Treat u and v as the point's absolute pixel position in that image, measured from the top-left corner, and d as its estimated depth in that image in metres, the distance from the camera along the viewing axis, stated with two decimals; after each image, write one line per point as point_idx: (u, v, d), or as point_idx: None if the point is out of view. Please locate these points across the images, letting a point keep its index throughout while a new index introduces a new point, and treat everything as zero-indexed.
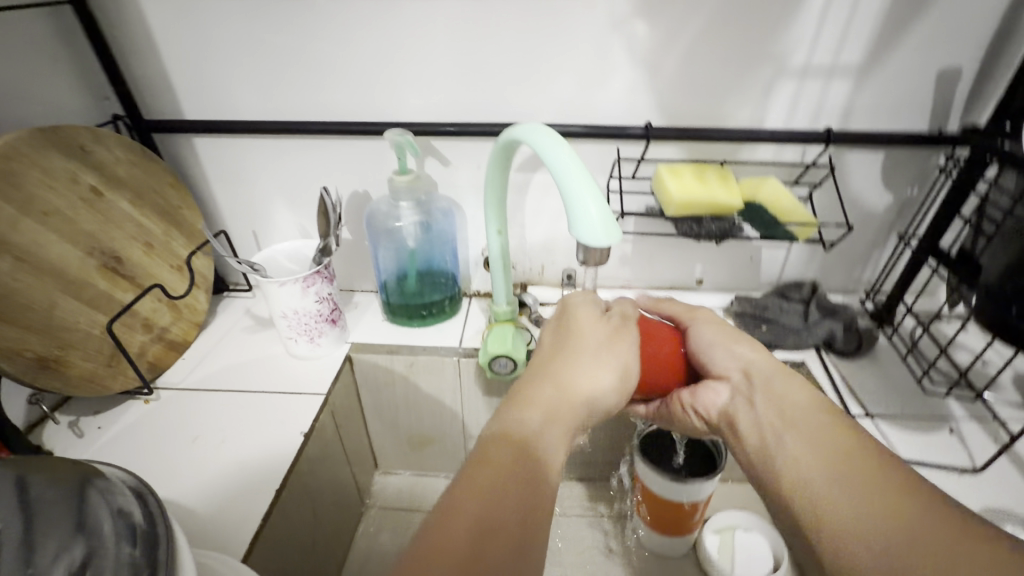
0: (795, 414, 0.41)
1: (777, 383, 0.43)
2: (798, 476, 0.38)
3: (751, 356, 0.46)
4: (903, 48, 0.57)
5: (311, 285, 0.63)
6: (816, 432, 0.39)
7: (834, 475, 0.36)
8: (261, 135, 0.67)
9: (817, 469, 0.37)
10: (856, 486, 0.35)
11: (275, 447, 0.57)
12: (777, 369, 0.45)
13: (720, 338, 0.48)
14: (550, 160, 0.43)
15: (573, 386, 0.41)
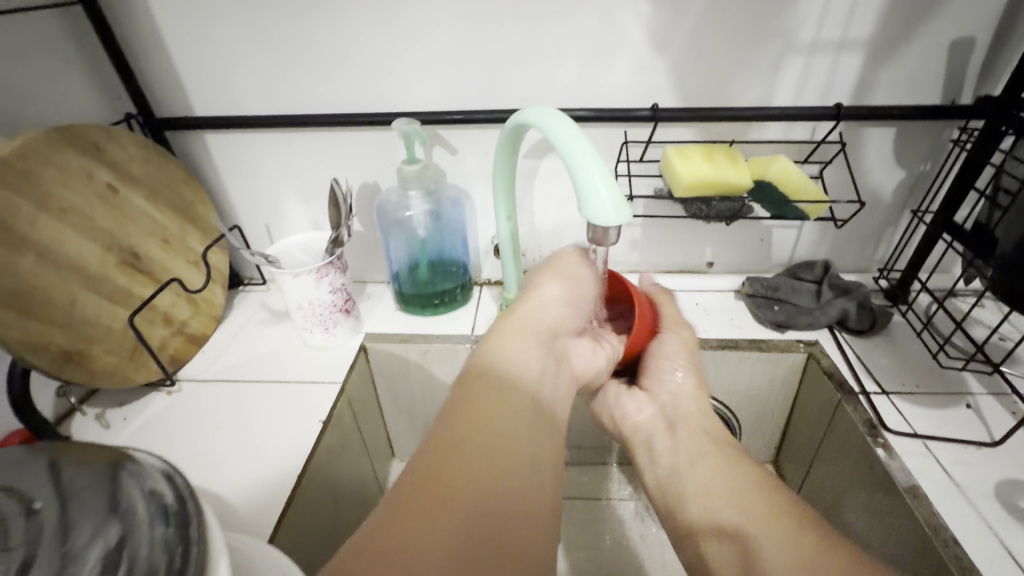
0: (702, 441, 0.47)
1: (691, 418, 0.50)
2: (694, 491, 0.44)
3: (683, 392, 0.52)
4: (914, 20, 0.56)
5: (324, 276, 0.64)
6: (717, 459, 0.45)
7: (725, 493, 0.42)
8: (271, 129, 0.68)
9: (710, 487, 0.43)
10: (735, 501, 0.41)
11: (295, 435, 0.59)
12: (703, 405, 0.51)
13: (672, 355, 0.54)
14: (558, 140, 0.44)
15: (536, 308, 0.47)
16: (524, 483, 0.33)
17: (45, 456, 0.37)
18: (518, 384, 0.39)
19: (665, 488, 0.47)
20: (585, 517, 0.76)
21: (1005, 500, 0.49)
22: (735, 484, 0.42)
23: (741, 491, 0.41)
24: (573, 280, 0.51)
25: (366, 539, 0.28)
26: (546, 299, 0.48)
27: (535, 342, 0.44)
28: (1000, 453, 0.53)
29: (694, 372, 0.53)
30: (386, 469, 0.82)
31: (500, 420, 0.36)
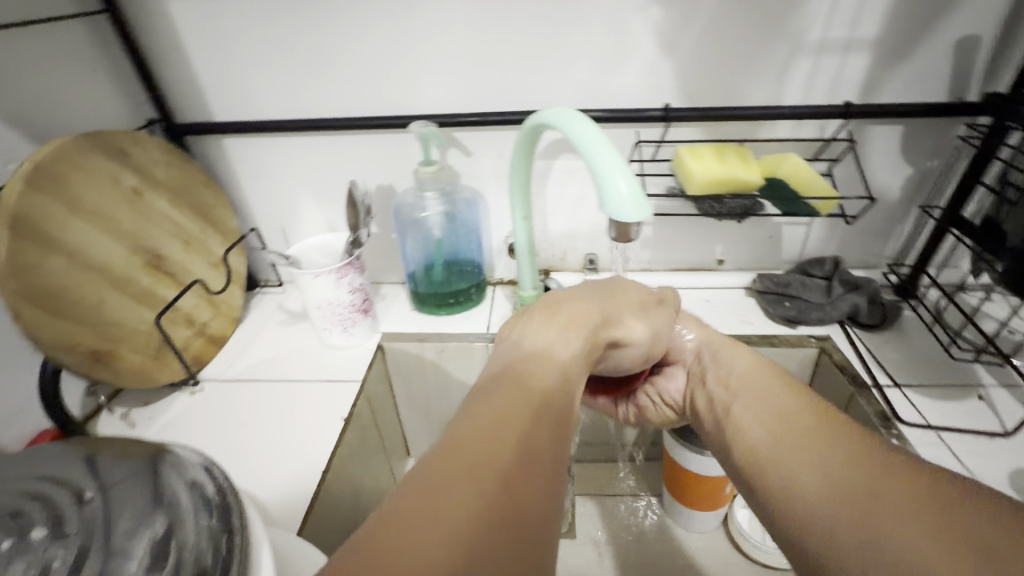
0: (739, 380, 0.46)
1: (724, 358, 0.49)
2: (744, 418, 0.42)
3: (711, 335, 0.51)
4: (921, 19, 0.57)
5: (344, 276, 0.65)
6: (758, 392, 0.43)
7: (777, 430, 0.39)
8: (289, 133, 0.69)
9: (762, 414, 0.41)
10: (789, 424, 0.39)
11: (317, 433, 0.60)
12: (729, 346, 0.50)
13: (690, 316, 0.53)
14: (578, 140, 0.45)
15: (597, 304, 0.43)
16: (542, 459, 0.29)
17: (84, 451, 0.38)
18: (552, 365, 0.35)
19: (754, 440, 0.40)
20: (600, 513, 0.77)
21: (1019, 488, 0.49)
22: (791, 412, 0.40)
23: (805, 424, 0.38)
24: (642, 309, 0.46)
25: (390, 515, 0.24)
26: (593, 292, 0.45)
27: (575, 328, 0.40)
28: (1013, 443, 0.53)
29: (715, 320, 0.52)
30: (402, 467, 0.83)
31: (541, 377, 0.34)
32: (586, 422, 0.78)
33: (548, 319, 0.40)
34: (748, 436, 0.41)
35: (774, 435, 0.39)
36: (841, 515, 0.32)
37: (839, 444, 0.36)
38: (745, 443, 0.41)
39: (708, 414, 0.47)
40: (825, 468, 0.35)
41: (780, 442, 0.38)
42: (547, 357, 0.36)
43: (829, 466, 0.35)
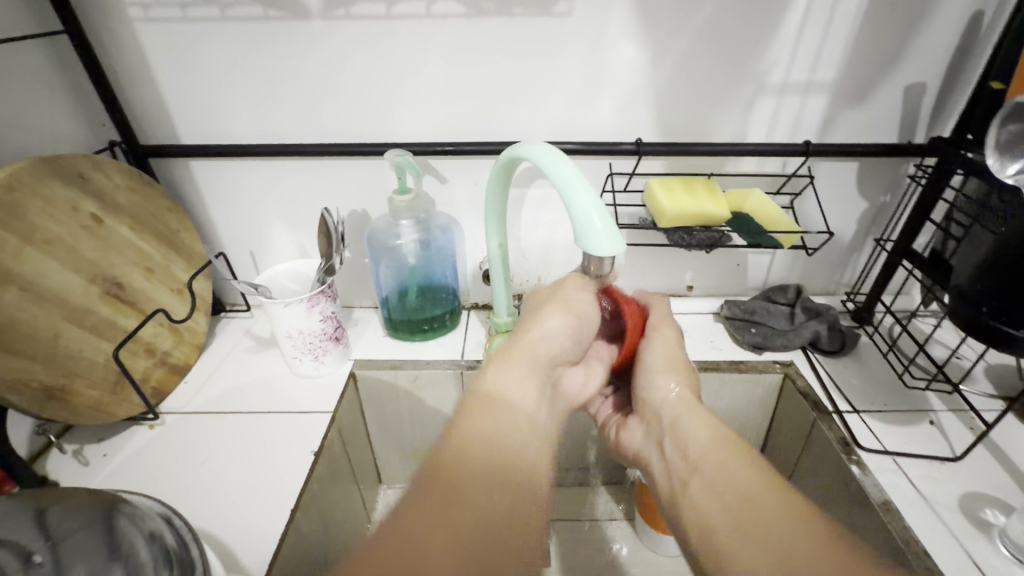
0: (696, 454, 0.45)
1: (684, 425, 0.47)
2: (696, 489, 0.43)
3: (669, 398, 0.50)
4: (872, 66, 0.61)
5: (315, 304, 0.64)
6: (722, 465, 0.42)
7: (744, 522, 0.38)
8: (260, 158, 0.68)
9: (707, 487, 0.42)
10: (740, 500, 0.39)
11: (287, 466, 0.58)
12: (687, 402, 0.49)
13: (657, 364, 0.53)
14: (552, 173, 0.45)
15: (538, 338, 0.47)
16: (486, 508, 0.34)
17: (37, 504, 0.35)
18: (504, 406, 0.40)
19: (705, 518, 0.41)
20: (575, 538, 0.77)
21: (968, 511, 0.52)
22: (744, 488, 0.40)
23: (756, 506, 0.38)
24: (570, 303, 0.49)
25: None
26: (541, 316, 0.48)
27: (527, 369, 0.44)
28: (962, 466, 0.56)
29: (679, 366, 0.52)
30: (374, 496, 0.81)
31: (472, 438, 0.37)
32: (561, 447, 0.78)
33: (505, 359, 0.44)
34: (705, 510, 0.41)
35: (719, 510, 0.40)
36: None
37: (786, 532, 0.36)
38: (693, 523, 0.41)
39: (663, 482, 0.47)
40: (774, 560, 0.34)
41: (727, 521, 0.39)
42: (502, 399, 0.41)
43: (768, 552, 0.35)
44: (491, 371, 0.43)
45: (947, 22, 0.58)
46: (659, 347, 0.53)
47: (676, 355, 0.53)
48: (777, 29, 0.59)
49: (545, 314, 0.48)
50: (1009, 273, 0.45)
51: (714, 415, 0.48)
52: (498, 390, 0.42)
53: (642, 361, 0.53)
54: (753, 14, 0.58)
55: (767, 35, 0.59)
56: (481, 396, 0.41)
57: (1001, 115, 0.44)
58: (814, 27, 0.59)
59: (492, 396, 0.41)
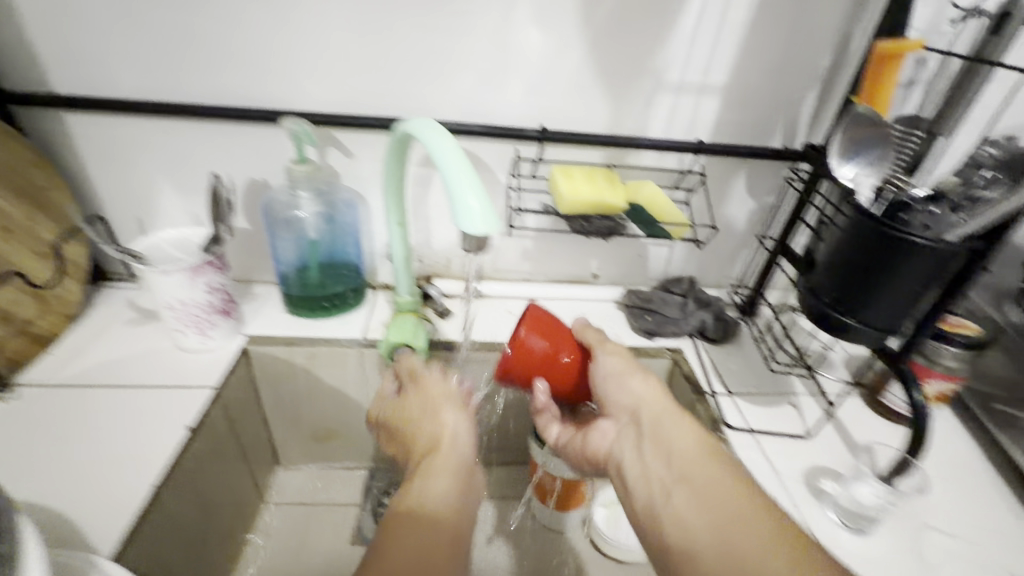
0: (681, 464, 0.46)
1: (664, 431, 0.49)
2: (694, 491, 0.44)
3: (644, 397, 0.52)
4: (758, 73, 0.65)
5: (200, 274, 0.60)
6: (714, 478, 0.44)
7: (735, 532, 0.40)
8: (145, 116, 0.63)
9: (695, 503, 0.43)
10: (753, 515, 0.41)
11: (156, 441, 0.55)
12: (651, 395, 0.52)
13: (622, 370, 0.54)
14: (434, 151, 0.46)
15: (448, 439, 0.54)
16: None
17: None
18: (429, 514, 0.45)
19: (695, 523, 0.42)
20: None
21: (810, 482, 0.58)
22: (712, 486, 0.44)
23: (725, 507, 0.42)
24: (449, 397, 0.58)
25: None
26: (423, 413, 0.57)
27: (449, 469, 0.51)
28: (811, 443, 0.62)
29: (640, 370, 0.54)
30: (269, 477, 0.79)
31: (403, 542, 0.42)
32: None
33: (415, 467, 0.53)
34: (713, 513, 0.42)
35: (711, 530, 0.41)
36: None
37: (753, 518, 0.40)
38: (668, 519, 0.44)
39: (642, 494, 0.47)
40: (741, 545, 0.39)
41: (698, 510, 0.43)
42: (424, 507, 0.46)
43: (732, 551, 0.39)
44: (414, 486, 0.49)
45: (823, 38, 0.63)
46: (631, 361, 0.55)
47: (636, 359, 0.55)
48: (672, 29, 0.62)
49: (435, 413, 0.57)
50: (841, 267, 0.50)
51: (694, 423, 0.50)
52: (428, 500, 0.47)
53: (597, 376, 0.55)
54: (652, 14, 0.61)
55: (665, 35, 0.62)
56: (405, 506, 0.46)
57: (839, 130, 0.49)
58: (707, 31, 0.62)
59: (423, 506, 0.47)
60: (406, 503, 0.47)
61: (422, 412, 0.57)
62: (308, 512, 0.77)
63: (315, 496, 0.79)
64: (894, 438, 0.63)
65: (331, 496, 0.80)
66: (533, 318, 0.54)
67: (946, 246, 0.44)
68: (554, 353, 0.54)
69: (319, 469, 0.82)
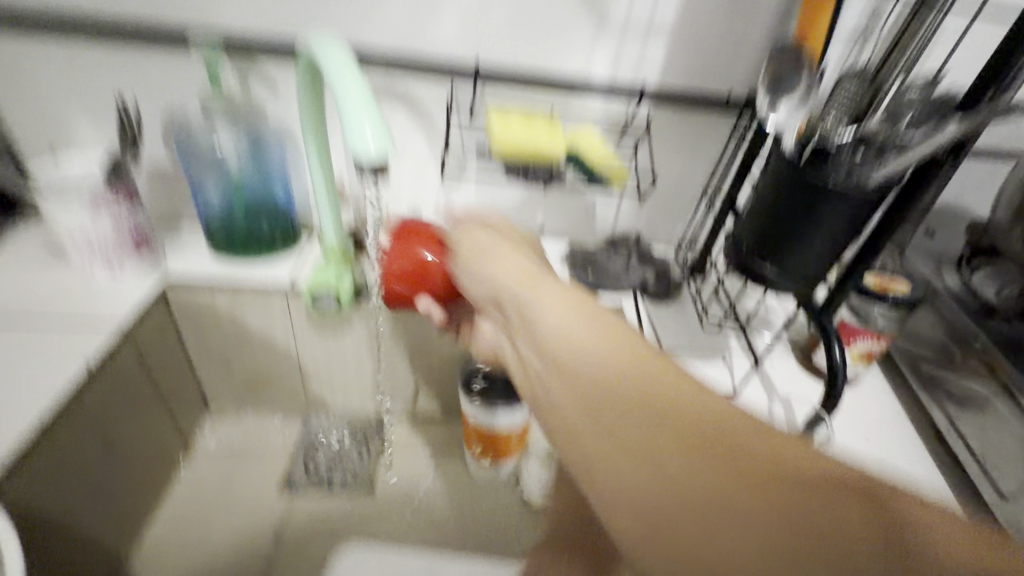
0: (581, 368, 0.28)
1: (554, 325, 0.31)
2: (610, 404, 0.26)
3: (500, 278, 0.37)
4: (708, 13, 0.61)
5: (102, 206, 0.57)
6: (634, 378, 0.26)
7: (689, 452, 0.22)
8: (45, 32, 0.58)
9: (619, 420, 0.25)
10: (709, 422, 0.23)
11: (48, 373, 0.52)
12: (530, 274, 0.36)
13: (473, 258, 0.41)
14: (332, 71, 0.42)
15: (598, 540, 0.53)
16: None
17: None
18: None
19: (628, 454, 0.24)
20: (407, 468, 0.77)
21: None
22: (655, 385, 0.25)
23: (666, 419, 0.24)
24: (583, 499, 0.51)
25: None
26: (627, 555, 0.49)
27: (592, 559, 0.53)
28: (738, 399, 0.62)
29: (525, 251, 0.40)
30: (197, 425, 0.77)
31: None
32: (399, 381, 0.77)
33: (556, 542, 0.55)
34: (646, 433, 0.24)
35: (651, 456, 0.23)
36: None
37: (730, 430, 0.23)
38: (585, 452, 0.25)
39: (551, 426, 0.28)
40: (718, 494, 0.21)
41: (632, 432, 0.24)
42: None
43: (696, 487, 0.21)
44: None
45: None
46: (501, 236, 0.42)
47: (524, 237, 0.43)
48: None
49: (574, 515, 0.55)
50: (768, 215, 0.48)
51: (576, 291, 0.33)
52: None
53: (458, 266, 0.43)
54: None
55: None
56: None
57: (765, 91, 0.45)
58: None
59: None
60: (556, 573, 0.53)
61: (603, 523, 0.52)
62: (238, 461, 0.76)
63: (246, 444, 0.78)
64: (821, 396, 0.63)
65: (263, 445, 0.78)
66: (398, 236, 0.49)
67: (865, 190, 0.43)
68: (421, 257, 0.47)
69: (252, 419, 0.80)
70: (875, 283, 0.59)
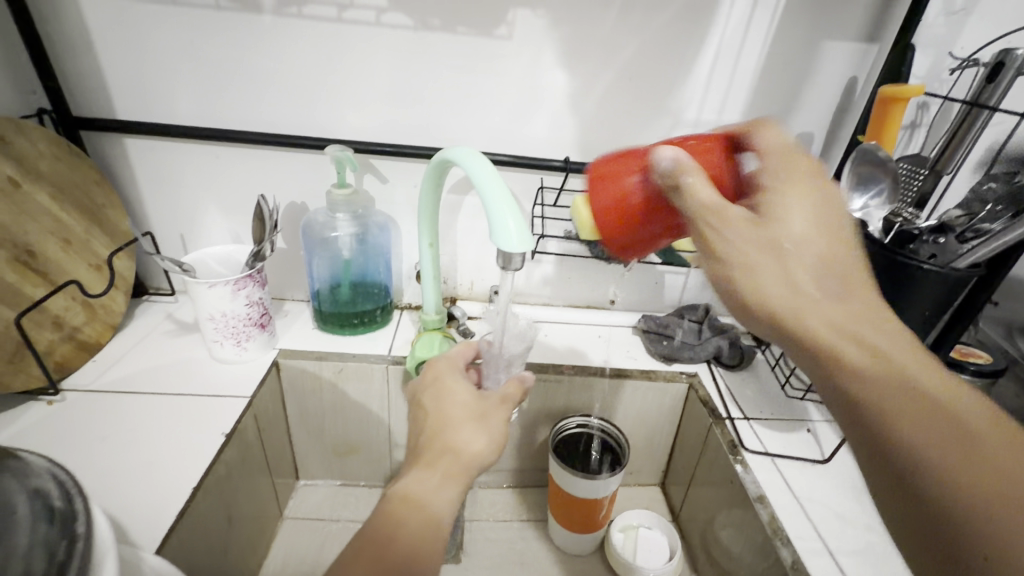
0: (897, 366, 0.30)
1: (865, 335, 0.31)
2: (896, 370, 0.30)
3: (779, 292, 0.33)
4: (770, 112, 0.69)
5: (242, 288, 0.64)
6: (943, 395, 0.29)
7: (955, 438, 0.28)
8: (198, 141, 0.68)
9: (908, 391, 0.29)
10: (955, 433, 0.28)
11: (195, 448, 0.57)
12: (830, 289, 0.33)
13: (734, 257, 0.34)
14: (476, 177, 0.49)
15: (440, 414, 0.48)
16: (432, 438, 0.47)
17: None
18: (439, 411, 0.49)
19: (889, 400, 0.30)
20: (488, 535, 0.78)
21: (831, 510, 0.59)
22: (990, 443, 0.27)
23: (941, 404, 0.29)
24: (441, 389, 0.51)
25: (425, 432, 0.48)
26: (452, 430, 0.47)
27: (460, 476, 0.44)
28: (827, 468, 0.64)
29: (815, 267, 0.33)
30: (289, 490, 0.80)
31: (437, 432, 0.47)
32: None
33: (419, 464, 0.44)
34: (881, 397, 0.30)
35: (894, 397, 0.30)
36: (984, 517, 0.26)
37: (981, 427, 0.28)
38: (860, 382, 0.31)
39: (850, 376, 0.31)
40: (991, 501, 0.26)
41: (968, 503, 0.26)
42: (440, 425, 0.47)
43: (934, 433, 0.28)
44: (414, 471, 0.44)
45: (828, 84, 0.67)
46: (766, 204, 0.35)
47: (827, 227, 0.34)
48: (689, 72, 0.66)
49: (460, 420, 0.47)
50: None
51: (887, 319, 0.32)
52: (422, 500, 0.41)
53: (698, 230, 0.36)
54: (669, 58, 0.65)
55: (682, 77, 0.66)
56: (427, 453, 0.45)
57: (852, 168, 0.54)
58: (721, 75, 0.66)
59: (416, 503, 0.41)
60: (440, 416, 0.48)
61: (445, 419, 0.48)
62: (325, 527, 0.78)
63: (332, 510, 0.80)
64: None
65: (349, 512, 0.80)
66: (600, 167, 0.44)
67: (953, 276, 0.47)
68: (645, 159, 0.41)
69: (337, 485, 0.83)
70: (956, 354, 0.63)
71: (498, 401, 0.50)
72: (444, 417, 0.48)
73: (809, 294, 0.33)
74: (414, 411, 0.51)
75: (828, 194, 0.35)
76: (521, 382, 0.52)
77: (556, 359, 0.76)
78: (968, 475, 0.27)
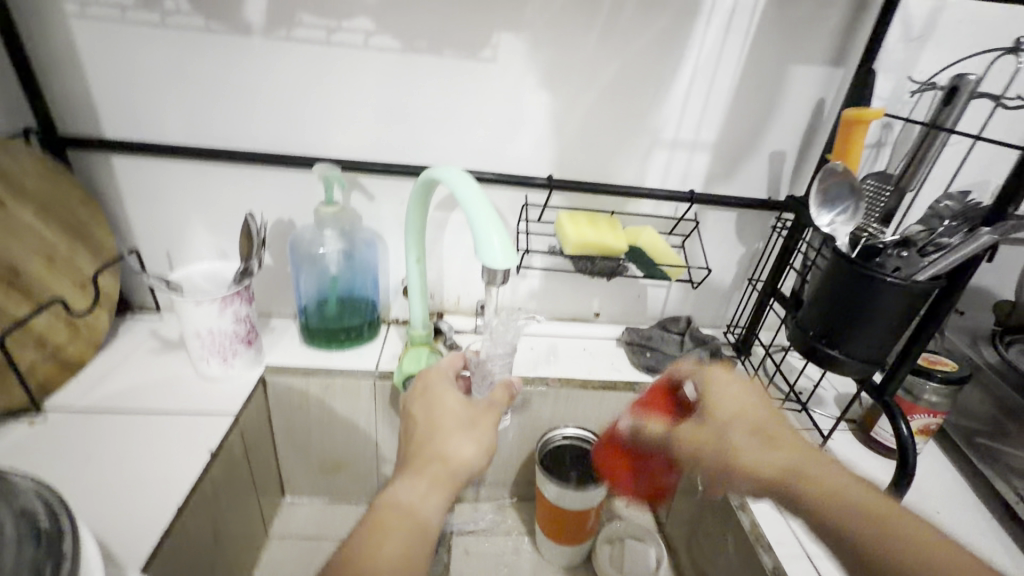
0: (774, 440, 0.47)
1: (754, 446, 0.47)
2: (764, 465, 0.46)
3: (731, 425, 0.49)
4: (744, 131, 0.72)
5: (229, 305, 0.64)
6: (801, 453, 0.46)
7: (834, 487, 0.42)
8: (185, 159, 0.69)
9: (765, 453, 0.46)
10: (852, 501, 0.41)
11: (180, 465, 0.57)
12: (754, 425, 0.48)
13: None
14: (461, 194, 0.51)
15: (429, 422, 0.49)
16: (421, 447, 0.47)
17: None
18: (428, 420, 0.49)
19: (810, 492, 0.43)
20: (476, 550, 0.78)
21: None
22: (944, 561, 0.36)
23: (809, 467, 0.44)
24: (430, 398, 0.51)
25: (414, 441, 0.48)
26: (440, 439, 0.47)
27: (448, 484, 0.45)
28: None
29: (748, 436, 0.48)
30: (274, 509, 0.79)
31: (426, 442, 0.47)
32: None
33: (407, 473, 0.45)
34: (785, 479, 0.45)
35: (813, 489, 0.43)
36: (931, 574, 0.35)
37: (833, 480, 0.43)
38: (750, 464, 0.47)
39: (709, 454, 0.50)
40: (946, 556, 0.36)
41: (929, 572, 0.35)
42: (429, 433, 0.48)
43: (820, 489, 0.42)
44: (402, 480, 0.44)
45: (798, 105, 0.71)
46: (709, 392, 0.51)
47: (750, 408, 0.50)
48: (667, 93, 0.69)
49: (449, 429, 0.48)
50: (826, 305, 0.55)
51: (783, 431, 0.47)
52: (410, 508, 0.42)
53: None
54: (647, 80, 0.68)
55: (660, 98, 0.69)
56: (415, 462, 0.46)
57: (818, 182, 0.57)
58: (697, 97, 0.69)
59: (403, 512, 0.41)
60: (429, 425, 0.49)
61: (433, 428, 0.48)
62: (311, 546, 0.77)
63: (319, 529, 0.79)
64: (886, 474, 0.66)
65: (336, 530, 0.80)
66: None
67: (917, 287, 0.49)
68: None
69: (323, 503, 0.83)
70: (924, 362, 0.65)
71: (486, 407, 0.51)
72: (432, 426, 0.49)
73: (749, 431, 0.48)
74: (404, 421, 0.51)
75: (750, 388, 0.51)
76: (509, 389, 0.53)
77: (542, 372, 0.77)
78: (915, 547, 0.37)
